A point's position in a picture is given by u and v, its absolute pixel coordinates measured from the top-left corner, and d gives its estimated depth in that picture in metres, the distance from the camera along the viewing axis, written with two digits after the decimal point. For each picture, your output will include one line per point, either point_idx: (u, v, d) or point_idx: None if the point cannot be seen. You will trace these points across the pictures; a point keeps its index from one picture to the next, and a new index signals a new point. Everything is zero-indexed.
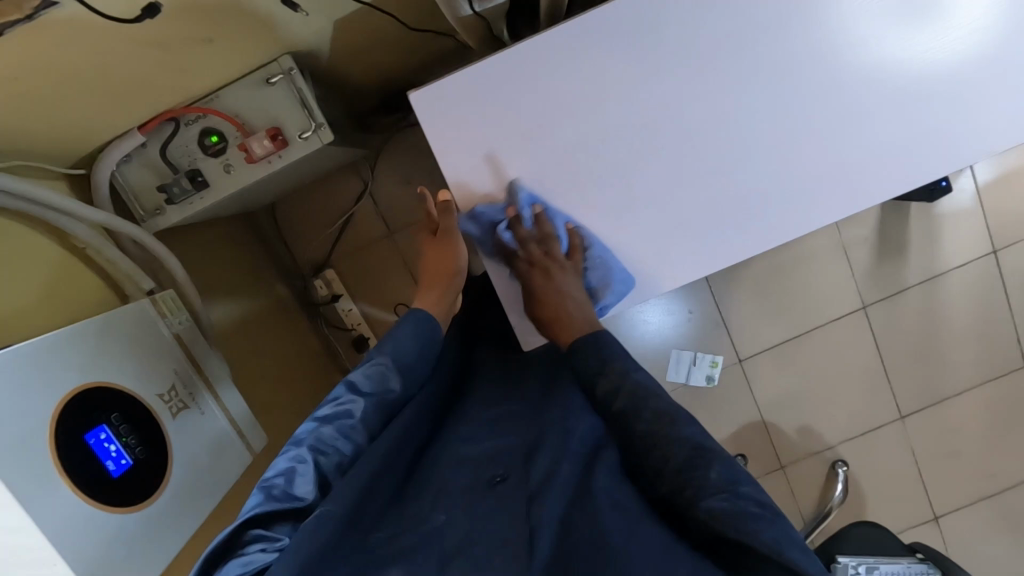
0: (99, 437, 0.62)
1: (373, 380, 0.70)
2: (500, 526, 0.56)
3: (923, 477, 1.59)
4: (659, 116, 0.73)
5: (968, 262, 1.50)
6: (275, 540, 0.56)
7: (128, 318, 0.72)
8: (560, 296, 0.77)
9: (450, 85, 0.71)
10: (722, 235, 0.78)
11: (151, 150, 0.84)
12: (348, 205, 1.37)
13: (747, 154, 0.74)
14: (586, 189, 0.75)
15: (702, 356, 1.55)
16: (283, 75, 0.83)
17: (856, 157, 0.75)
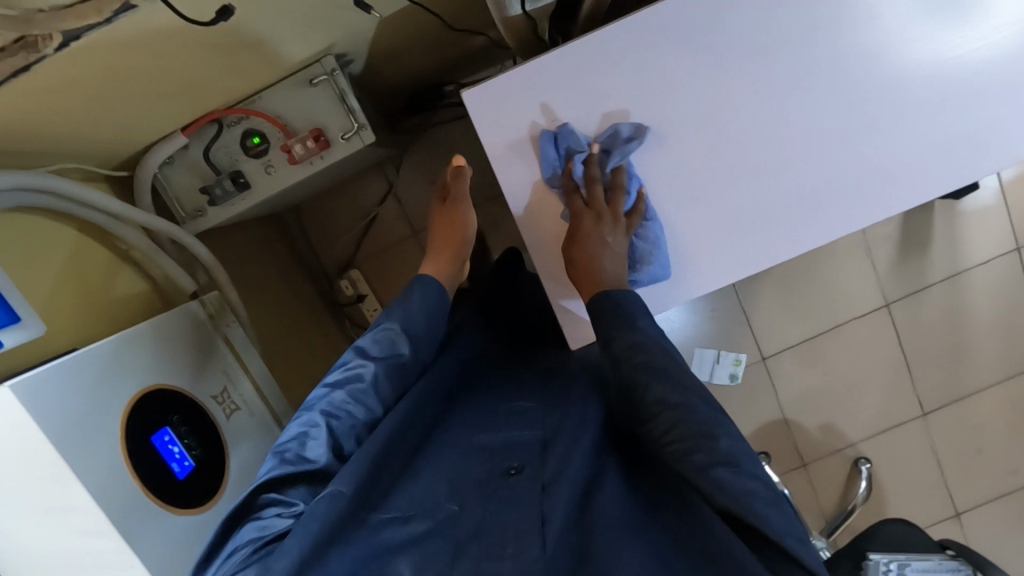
0: (163, 439, 0.64)
1: (383, 346, 0.71)
2: (512, 515, 0.56)
3: (945, 474, 1.59)
4: (710, 115, 0.73)
5: (991, 259, 1.50)
6: (289, 506, 0.57)
7: (179, 321, 0.72)
8: (603, 248, 0.72)
9: (502, 82, 0.73)
10: (773, 230, 0.77)
11: (193, 151, 0.84)
12: (373, 205, 1.36)
13: (790, 156, 0.75)
14: (635, 182, 0.76)
15: (725, 354, 1.55)
16: (326, 76, 0.82)
17: (909, 154, 0.74)
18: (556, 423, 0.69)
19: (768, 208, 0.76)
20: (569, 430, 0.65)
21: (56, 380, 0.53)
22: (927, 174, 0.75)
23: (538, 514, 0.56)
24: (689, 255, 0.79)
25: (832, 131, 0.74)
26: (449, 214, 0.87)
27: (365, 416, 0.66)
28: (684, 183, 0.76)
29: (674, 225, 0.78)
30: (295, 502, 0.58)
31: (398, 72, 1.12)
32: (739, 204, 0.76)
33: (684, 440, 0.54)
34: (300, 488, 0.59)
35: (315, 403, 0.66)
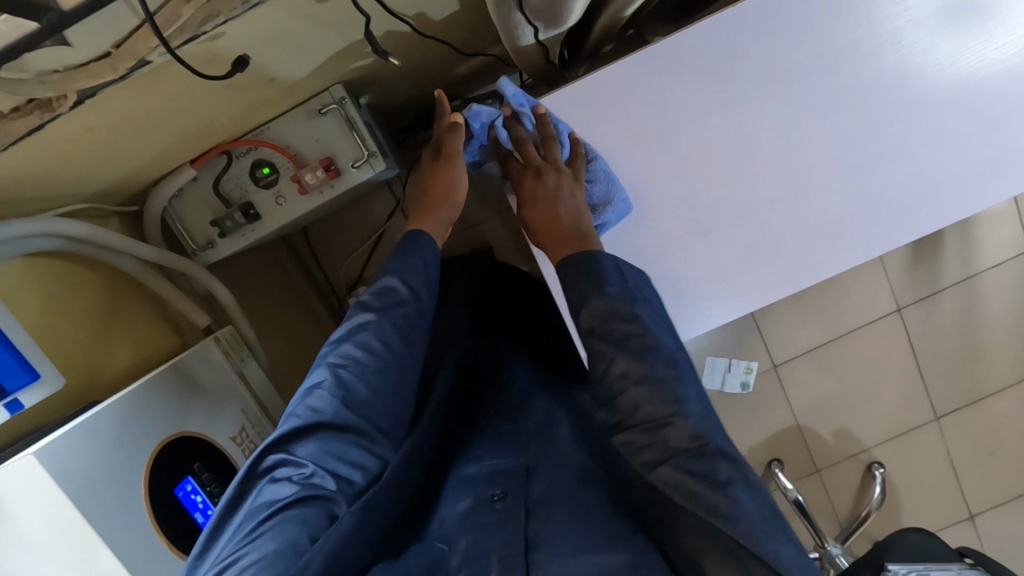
0: (186, 490, 0.64)
1: (385, 296, 0.70)
2: (498, 540, 0.56)
3: (960, 476, 1.59)
4: (731, 148, 0.77)
5: (1003, 262, 1.49)
6: (299, 467, 0.58)
7: (195, 362, 0.72)
8: (554, 200, 0.75)
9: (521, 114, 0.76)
10: (786, 253, 0.82)
11: (203, 184, 0.84)
12: (380, 222, 1.34)
13: (798, 189, 0.79)
14: (652, 217, 0.81)
15: (737, 362, 1.54)
16: (335, 105, 0.82)
17: (908, 193, 0.79)
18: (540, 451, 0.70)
19: (772, 242, 0.82)
20: (550, 462, 0.67)
21: (72, 439, 0.53)
22: (923, 213, 0.80)
23: (524, 537, 0.57)
24: (699, 294, 0.84)
25: (843, 159, 0.77)
26: (446, 172, 0.84)
27: (371, 362, 0.65)
28: (701, 220, 0.80)
29: (684, 260, 0.83)
30: (304, 464, 0.58)
31: (404, 92, 1.11)
32: (750, 241, 0.82)
33: (654, 427, 0.57)
34: (309, 445, 0.59)
35: (322, 359, 0.65)
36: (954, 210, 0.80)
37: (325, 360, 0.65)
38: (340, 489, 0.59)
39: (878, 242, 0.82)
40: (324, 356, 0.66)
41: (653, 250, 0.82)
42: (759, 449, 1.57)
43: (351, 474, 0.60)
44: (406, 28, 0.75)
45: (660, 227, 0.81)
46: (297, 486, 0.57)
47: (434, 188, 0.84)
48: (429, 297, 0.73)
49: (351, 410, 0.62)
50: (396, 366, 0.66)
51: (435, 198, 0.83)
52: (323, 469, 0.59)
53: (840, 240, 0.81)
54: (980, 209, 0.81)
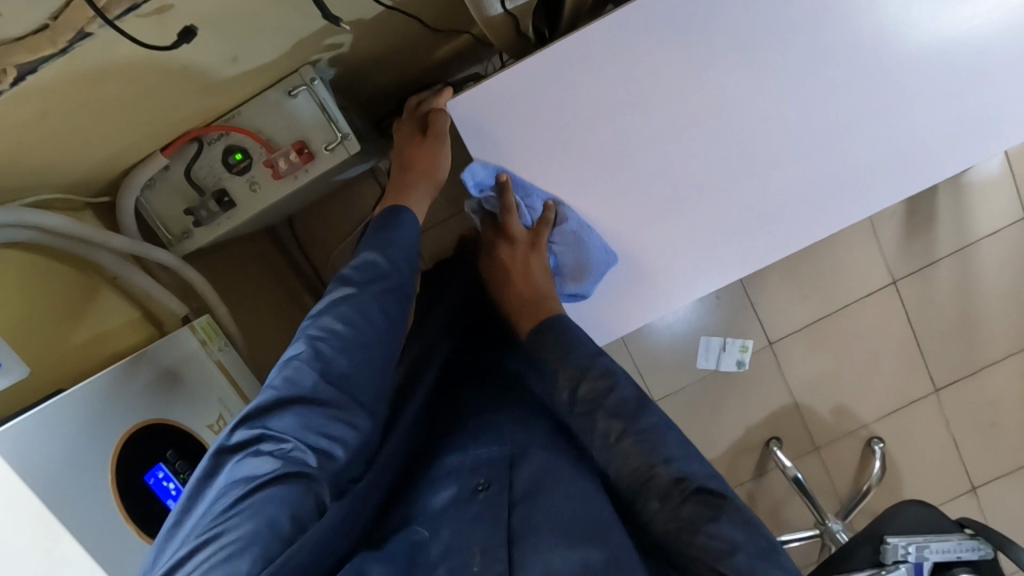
0: (157, 476, 0.66)
1: (368, 270, 0.68)
2: (483, 532, 0.58)
3: (960, 449, 1.58)
4: (702, 113, 0.75)
5: (999, 230, 1.47)
6: (279, 443, 0.57)
7: (167, 352, 0.72)
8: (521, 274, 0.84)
9: (491, 88, 0.74)
10: (772, 221, 0.82)
11: (174, 173, 0.82)
12: (366, 211, 1.33)
13: (778, 156, 0.77)
14: (639, 187, 0.79)
15: (732, 341, 1.53)
16: (305, 87, 0.80)
17: (887, 157, 0.78)
18: (524, 438, 0.71)
19: (750, 213, 0.81)
20: (538, 453, 0.68)
21: (37, 428, 0.54)
22: (898, 181, 0.80)
23: (505, 533, 0.58)
24: (685, 265, 0.84)
25: (823, 122, 0.76)
26: (428, 147, 0.84)
27: (352, 335, 0.63)
28: (678, 194, 0.79)
29: (663, 236, 0.82)
30: (283, 439, 0.57)
31: (380, 75, 1.10)
32: (730, 212, 0.81)
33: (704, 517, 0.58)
34: (287, 419, 0.58)
35: (304, 332, 0.63)
36: (928, 176, 0.80)
37: (307, 335, 0.63)
38: (321, 466, 0.58)
39: (861, 209, 0.81)
40: (304, 328, 0.64)
41: (628, 228, 0.81)
42: (757, 428, 1.57)
43: (332, 449, 0.59)
44: (372, 3, 0.73)
45: (637, 202, 0.80)
46: (277, 461, 0.56)
47: (412, 161, 0.83)
48: (410, 272, 0.72)
49: (332, 385, 0.61)
50: (377, 342, 0.65)
51: (413, 171, 0.82)
52: (303, 445, 0.58)
53: (817, 207, 0.81)
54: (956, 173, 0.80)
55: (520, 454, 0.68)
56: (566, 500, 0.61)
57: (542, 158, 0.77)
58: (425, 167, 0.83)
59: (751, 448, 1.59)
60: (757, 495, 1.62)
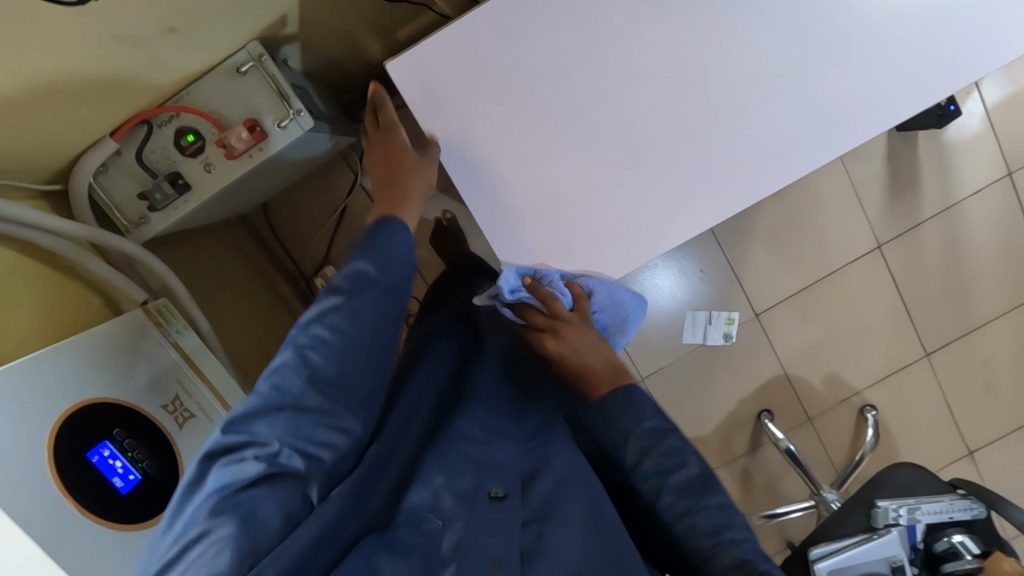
0: (102, 454, 0.65)
1: (358, 279, 0.66)
2: (495, 542, 0.60)
3: (954, 413, 1.56)
4: (656, 67, 0.77)
5: (985, 187, 1.44)
6: (266, 448, 0.58)
7: (114, 331, 0.72)
8: (586, 347, 0.83)
9: (435, 45, 0.76)
10: (735, 174, 0.80)
11: (127, 158, 0.80)
12: (341, 198, 1.33)
13: (738, 106, 0.78)
14: (594, 138, 0.79)
15: (717, 314, 1.52)
16: (253, 63, 0.79)
17: (849, 100, 0.77)
18: (540, 456, 0.75)
19: (716, 166, 0.80)
20: (557, 465, 0.72)
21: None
22: (865, 118, 0.78)
23: (520, 542, 0.61)
24: (648, 223, 0.82)
25: (779, 67, 0.77)
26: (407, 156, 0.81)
27: (340, 343, 0.63)
28: (639, 148, 0.80)
29: (624, 190, 0.82)
30: (269, 443, 0.58)
31: (343, 58, 1.08)
32: (696, 167, 0.80)
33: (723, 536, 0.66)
34: (273, 425, 0.59)
35: (293, 338, 0.63)
36: (895, 113, 0.78)
37: (295, 340, 0.63)
38: (309, 469, 0.59)
39: (828, 156, 0.79)
40: (292, 336, 0.63)
41: (588, 183, 0.82)
42: (748, 401, 1.56)
43: (320, 454, 0.60)
44: None
45: (598, 157, 0.80)
46: (261, 466, 0.57)
47: (394, 167, 0.81)
48: (403, 278, 0.70)
49: (319, 391, 0.61)
50: (367, 349, 0.64)
51: (401, 176, 0.80)
52: (291, 447, 0.59)
53: (784, 158, 0.79)
54: (925, 108, 0.78)
55: (537, 469, 0.72)
56: (577, 518, 0.65)
57: (495, 114, 0.79)
58: (416, 170, 0.81)
59: (743, 423, 1.58)
60: (752, 471, 1.60)
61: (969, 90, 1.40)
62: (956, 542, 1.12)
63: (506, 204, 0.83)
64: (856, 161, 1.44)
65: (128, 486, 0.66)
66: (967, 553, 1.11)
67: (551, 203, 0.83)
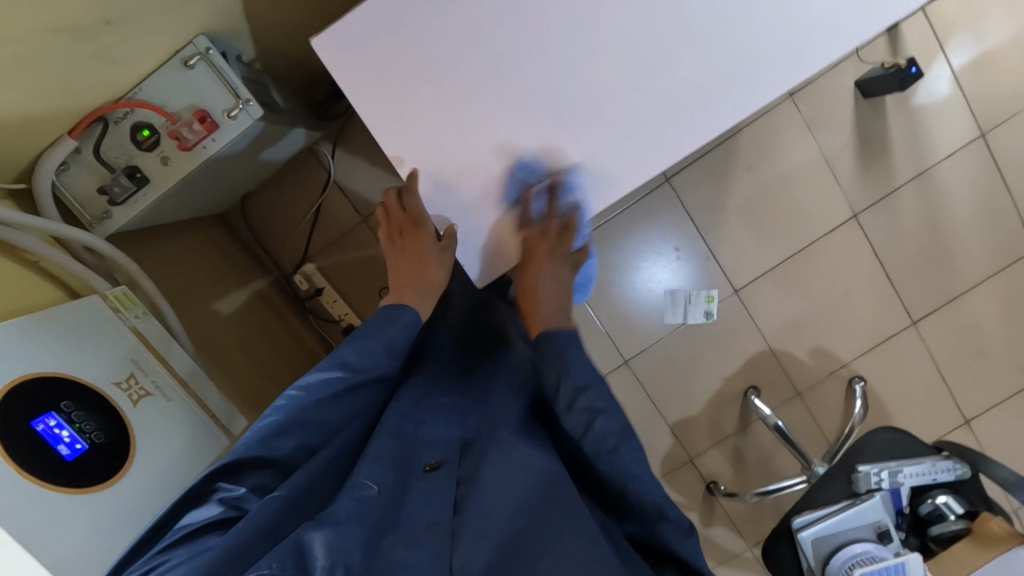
0: (48, 424, 0.68)
1: (368, 358, 0.71)
2: (429, 508, 0.62)
3: (946, 380, 1.53)
4: (577, 25, 0.71)
5: (958, 150, 1.43)
6: (233, 491, 0.61)
7: (70, 309, 0.76)
8: (552, 281, 0.79)
9: (348, 26, 0.72)
10: (669, 127, 0.73)
11: (86, 154, 0.83)
12: (316, 196, 1.37)
13: (665, 57, 0.71)
14: (517, 104, 0.74)
15: (697, 292, 1.52)
16: (200, 56, 0.83)
17: (770, 43, 0.70)
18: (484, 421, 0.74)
19: (640, 122, 0.73)
20: (514, 421, 0.71)
21: None
22: (798, 62, 0.70)
23: (451, 524, 0.60)
24: (575, 181, 0.76)
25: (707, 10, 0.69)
26: (422, 257, 0.81)
27: (330, 421, 0.68)
28: (556, 108, 0.73)
29: (545, 154, 0.75)
30: (237, 486, 0.62)
31: (301, 55, 1.12)
32: (619, 126, 0.73)
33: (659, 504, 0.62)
34: (249, 477, 0.63)
35: (288, 404, 0.66)
36: (832, 51, 0.70)
37: (289, 404, 0.66)
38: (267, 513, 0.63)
39: (766, 97, 0.71)
40: (291, 399, 0.66)
41: (495, 146, 0.75)
42: (734, 377, 1.55)
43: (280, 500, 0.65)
44: None
45: (512, 119, 0.74)
46: (222, 506, 0.60)
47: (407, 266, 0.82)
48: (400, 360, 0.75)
49: (298, 456, 0.66)
50: (345, 423, 0.70)
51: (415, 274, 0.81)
52: (252, 490, 0.62)
53: (715, 104, 0.72)
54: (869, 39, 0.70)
55: (475, 438, 0.72)
56: (513, 467, 0.63)
57: (419, 90, 0.74)
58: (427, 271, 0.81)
59: (730, 401, 1.57)
60: (742, 449, 1.59)
61: (935, 54, 1.40)
62: (940, 504, 1.11)
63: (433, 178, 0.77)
64: (825, 131, 1.44)
65: (71, 454, 0.68)
66: (951, 514, 1.10)
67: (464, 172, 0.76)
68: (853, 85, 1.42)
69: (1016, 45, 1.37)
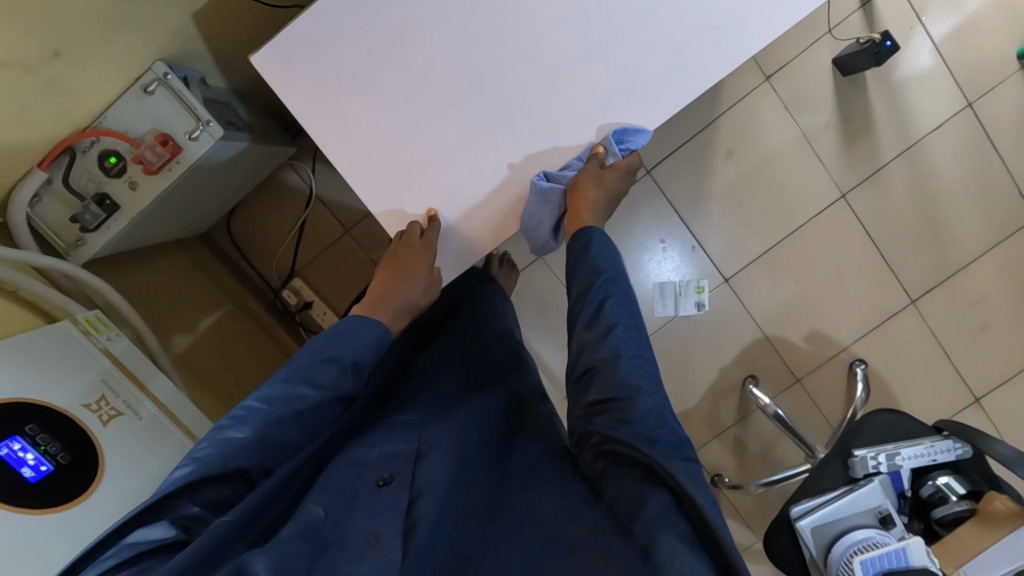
0: (13, 448, 0.70)
1: (336, 377, 0.72)
2: (381, 522, 0.62)
3: (952, 358, 1.49)
4: (508, 24, 0.73)
5: (945, 122, 1.40)
6: (184, 510, 0.61)
7: (44, 339, 0.79)
8: (597, 204, 0.78)
9: (286, 39, 0.74)
10: (603, 117, 0.76)
11: (57, 184, 0.86)
12: (300, 211, 1.39)
13: (594, 50, 0.74)
14: (457, 105, 0.76)
15: (686, 283, 1.51)
16: (158, 81, 0.86)
17: (697, 30, 0.73)
18: (433, 436, 0.78)
19: (580, 110, 0.76)
20: (443, 445, 0.75)
21: None
22: (730, 42, 0.73)
23: (400, 531, 0.62)
24: (520, 176, 0.79)
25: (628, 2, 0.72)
26: (403, 285, 0.81)
27: (291, 439, 0.69)
28: (499, 101, 0.76)
29: (489, 151, 0.78)
30: (189, 505, 0.61)
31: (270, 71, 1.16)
32: (560, 114, 0.76)
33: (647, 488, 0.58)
34: (202, 492, 0.62)
35: (252, 418, 0.67)
36: (760, 38, 0.72)
37: (252, 417, 0.67)
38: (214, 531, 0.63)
39: (697, 87, 0.74)
40: (255, 412, 0.67)
41: (441, 148, 0.78)
42: (730, 367, 1.53)
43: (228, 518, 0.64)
44: None
45: (453, 119, 0.77)
46: (171, 526, 0.60)
47: (389, 286, 0.82)
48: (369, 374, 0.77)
49: (253, 472, 0.66)
50: (303, 439, 0.71)
51: (393, 296, 0.82)
52: (206, 509, 0.63)
53: (647, 94, 0.75)
54: (794, 25, 0.72)
55: (426, 450, 0.75)
56: (450, 496, 0.67)
57: (362, 98, 0.76)
58: (399, 296, 0.82)
59: (729, 391, 1.54)
60: (744, 440, 1.56)
61: (913, 26, 1.37)
62: (941, 485, 1.09)
63: (387, 182, 0.79)
64: (804, 112, 1.42)
65: (38, 476, 0.71)
66: (953, 495, 1.07)
67: (414, 164, 0.79)
68: (830, 63, 1.40)
69: (993, 12, 1.35)
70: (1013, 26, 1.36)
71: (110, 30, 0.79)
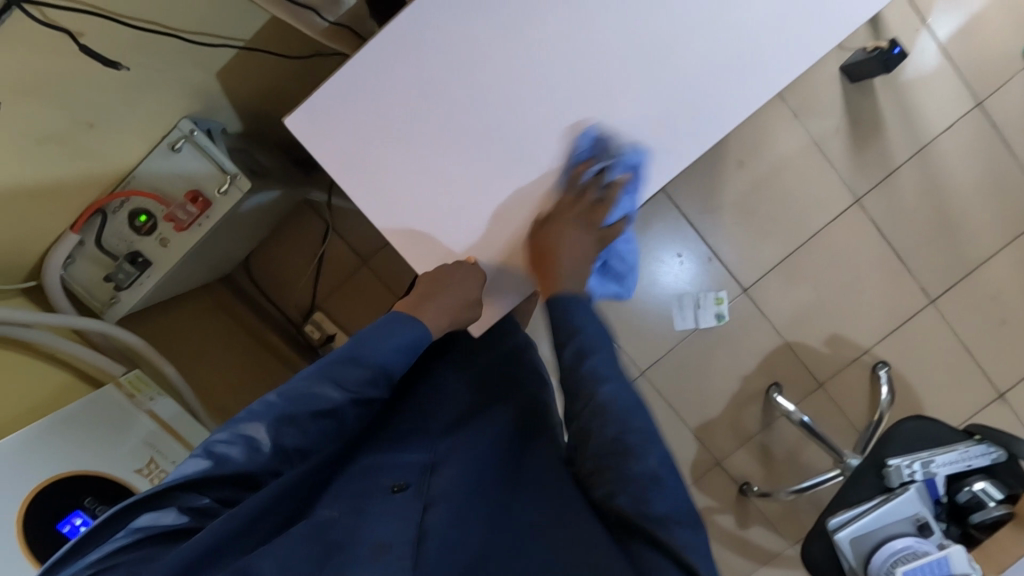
0: (75, 522, 0.73)
1: (361, 380, 0.69)
2: (393, 529, 0.62)
3: (974, 355, 1.49)
4: (531, 71, 0.75)
5: (955, 122, 1.41)
6: (194, 499, 0.61)
7: (83, 412, 0.79)
8: (568, 247, 0.73)
9: (320, 103, 0.77)
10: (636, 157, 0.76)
11: (89, 246, 0.87)
12: (317, 246, 1.40)
13: (620, 92, 0.75)
14: (485, 154, 0.77)
15: (705, 295, 1.51)
16: (185, 138, 0.88)
17: (720, 72, 0.74)
18: (450, 449, 0.77)
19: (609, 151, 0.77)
20: (460, 459, 0.73)
21: None
22: (756, 80, 0.74)
23: (414, 535, 0.61)
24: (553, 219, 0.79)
25: (651, 47, 0.73)
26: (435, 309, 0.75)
27: (308, 442, 0.67)
28: (527, 147, 0.77)
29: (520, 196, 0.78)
30: (198, 496, 0.61)
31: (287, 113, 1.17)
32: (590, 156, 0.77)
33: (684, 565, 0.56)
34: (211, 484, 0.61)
35: (270, 413, 0.64)
36: (781, 78, 0.74)
37: (268, 412, 0.65)
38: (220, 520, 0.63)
39: (722, 125, 0.75)
40: (272, 407, 0.65)
41: (472, 197, 0.78)
42: (752, 376, 1.53)
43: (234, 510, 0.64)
44: (184, 41, 0.81)
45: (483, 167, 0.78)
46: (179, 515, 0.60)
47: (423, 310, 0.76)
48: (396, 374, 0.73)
49: (265, 469, 0.64)
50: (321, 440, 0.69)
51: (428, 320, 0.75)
52: (215, 502, 0.63)
53: (675, 133, 0.76)
54: (813, 61, 0.74)
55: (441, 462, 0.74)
56: (468, 499, 0.67)
57: (392, 152, 0.78)
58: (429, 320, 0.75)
59: (752, 400, 1.54)
60: (770, 447, 1.56)
61: (918, 28, 1.38)
62: (977, 491, 1.09)
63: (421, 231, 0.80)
64: (813, 117, 1.43)
65: None
66: (991, 501, 1.08)
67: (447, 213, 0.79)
68: (836, 70, 1.41)
69: (996, 11, 1.36)
70: (1018, 24, 1.36)
71: (138, 95, 0.81)
